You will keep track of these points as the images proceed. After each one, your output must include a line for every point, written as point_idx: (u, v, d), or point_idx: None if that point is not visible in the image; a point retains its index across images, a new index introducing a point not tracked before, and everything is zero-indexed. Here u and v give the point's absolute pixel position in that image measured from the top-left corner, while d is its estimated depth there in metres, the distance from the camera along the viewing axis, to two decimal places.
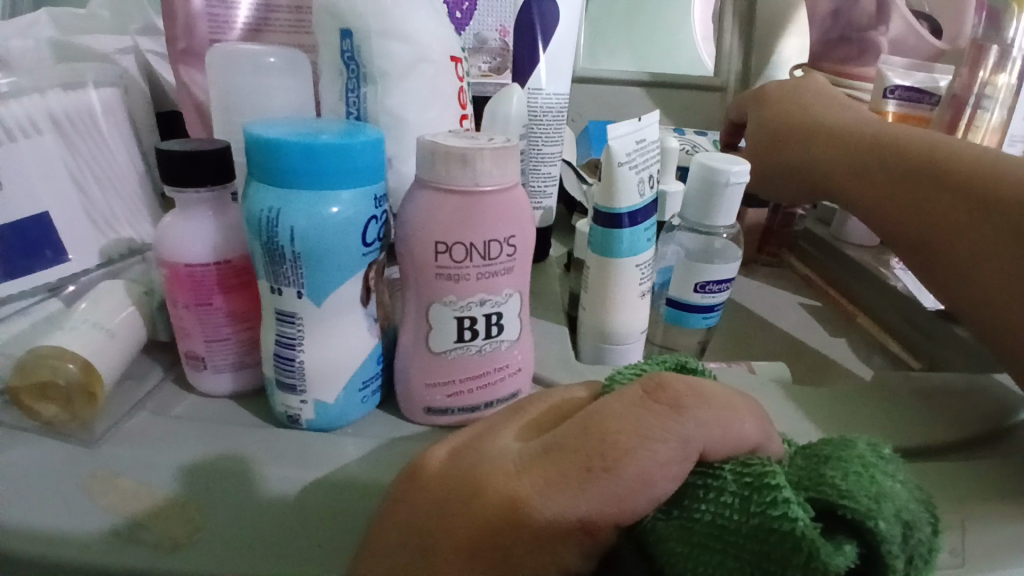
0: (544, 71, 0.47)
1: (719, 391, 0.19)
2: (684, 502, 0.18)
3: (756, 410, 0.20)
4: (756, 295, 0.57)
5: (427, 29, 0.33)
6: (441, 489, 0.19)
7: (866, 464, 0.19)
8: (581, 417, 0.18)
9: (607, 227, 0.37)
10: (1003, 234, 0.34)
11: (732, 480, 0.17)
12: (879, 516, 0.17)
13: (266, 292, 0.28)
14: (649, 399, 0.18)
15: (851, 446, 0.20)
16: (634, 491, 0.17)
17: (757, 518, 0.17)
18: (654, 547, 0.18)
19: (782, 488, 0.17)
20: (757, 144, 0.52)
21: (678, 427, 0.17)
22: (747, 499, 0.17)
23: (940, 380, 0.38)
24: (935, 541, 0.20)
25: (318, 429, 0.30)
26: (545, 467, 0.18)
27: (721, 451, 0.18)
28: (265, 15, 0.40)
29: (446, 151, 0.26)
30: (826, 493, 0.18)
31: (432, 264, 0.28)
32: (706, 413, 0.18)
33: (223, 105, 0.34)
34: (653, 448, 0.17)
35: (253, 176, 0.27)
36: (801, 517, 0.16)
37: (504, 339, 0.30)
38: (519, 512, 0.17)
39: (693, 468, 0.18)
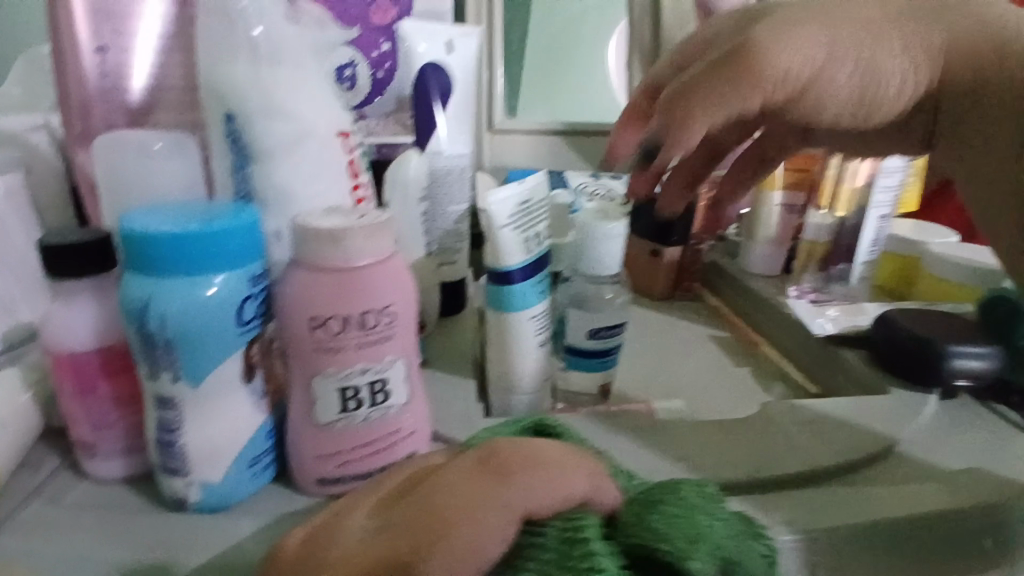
0: (443, 133, 0.49)
1: (551, 453, 0.20)
2: (514, 563, 0.19)
3: (590, 465, 0.21)
4: (669, 332, 0.60)
5: (311, 107, 0.35)
6: (290, 571, 0.20)
7: (688, 506, 0.20)
8: (421, 492, 0.20)
9: (499, 284, 0.39)
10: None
11: (554, 537, 0.19)
12: (690, 557, 0.19)
13: (145, 378, 0.28)
14: (481, 470, 0.20)
15: (679, 489, 0.21)
16: (462, 561, 0.18)
17: (572, 573, 0.18)
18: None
19: (591, 542, 0.18)
20: (792, 21, 0.31)
21: (502, 494, 0.19)
22: (565, 557, 0.18)
23: (824, 411, 0.41)
24: (771, 571, 0.21)
25: (207, 510, 0.30)
26: (379, 543, 0.19)
27: (546, 510, 0.19)
28: (159, 95, 0.41)
29: (315, 231, 0.28)
30: (646, 540, 0.19)
31: (309, 339, 0.29)
32: (531, 477, 0.19)
33: (111, 189, 0.35)
34: (478, 515, 0.18)
35: (127, 265, 0.28)
36: (607, 568, 0.18)
37: (391, 405, 0.31)
38: None
39: (522, 528, 0.19)
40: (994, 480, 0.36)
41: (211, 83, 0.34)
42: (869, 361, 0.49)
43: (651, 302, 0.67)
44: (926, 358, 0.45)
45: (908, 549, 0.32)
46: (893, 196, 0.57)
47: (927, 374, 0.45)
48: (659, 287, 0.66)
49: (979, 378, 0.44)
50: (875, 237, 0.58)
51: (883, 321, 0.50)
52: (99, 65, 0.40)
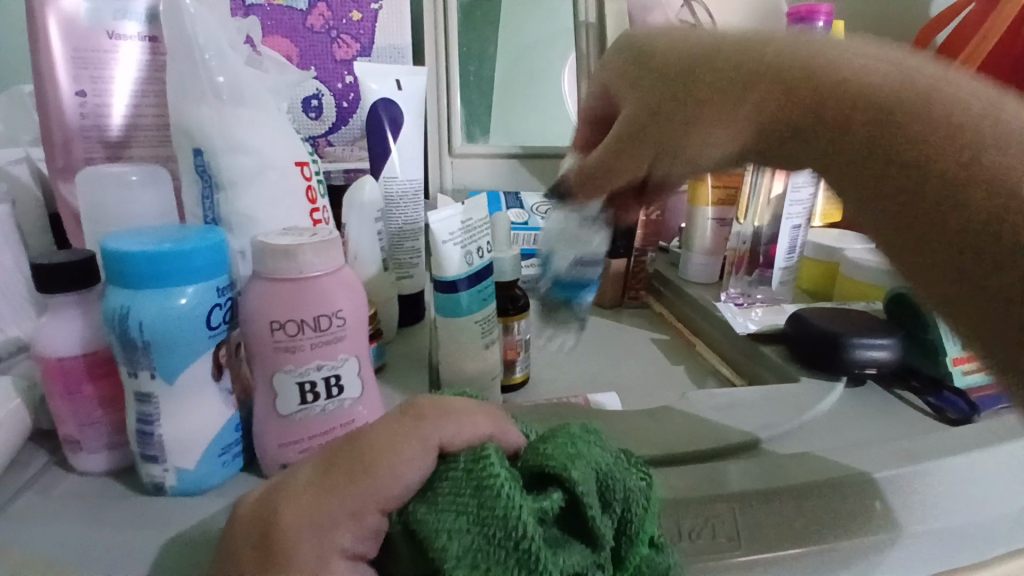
0: (396, 160, 0.54)
1: (459, 405, 0.27)
2: (433, 485, 0.25)
3: (494, 416, 0.28)
4: (614, 336, 0.65)
5: (269, 142, 0.40)
6: (251, 518, 0.25)
7: (572, 437, 0.28)
8: (353, 442, 0.26)
9: (446, 292, 0.44)
10: (941, 164, 0.27)
11: (462, 461, 0.25)
12: (570, 468, 0.25)
13: (125, 377, 0.33)
14: (402, 420, 0.26)
15: (569, 429, 0.28)
16: (385, 481, 0.24)
17: (475, 481, 0.24)
18: (415, 522, 0.24)
19: (490, 456, 0.24)
20: (639, 134, 0.38)
21: (418, 431, 0.25)
22: (470, 472, 0.24)
23: (737, 396, 0.47)
24: (648, 489, 0.28)
25: (183, 493, 0.34)
26: (323, 484, 0.24)
27: (456, 444, 0.25)
28: (135, 131, 0.46)
29: (272, 248, 0.33)
30: (539, 460, 0.26)
31: (270, 340, 0.33)
32: (441, 420, 0.26)
33: (91, 218, 0.39)
34: (401, 449, 0.25)
35: (108, 281, 0.32)
36: (501, 473, 0.24)
37: (345, 397, 0.35)
38: (304, 515, 0.24)
39: (439, 461, 0.25)
40: (877, 452, 0.41)
41: (181, 124, 0.39)
42: (789, 356, 0.55)
43: (603, 309, 0.72)
44: (833, 351, 0.51)
45: (801, 507, 0.37)
46: (806, 207, 0.63)
47: (835, 363, 0.50)
48: (609, 296, 0.71)
49: (882, 366, 0.50)
50: (791, 243, 0.63)
51: (797, 319, 0.55)
52: (79, 106, 0.44)
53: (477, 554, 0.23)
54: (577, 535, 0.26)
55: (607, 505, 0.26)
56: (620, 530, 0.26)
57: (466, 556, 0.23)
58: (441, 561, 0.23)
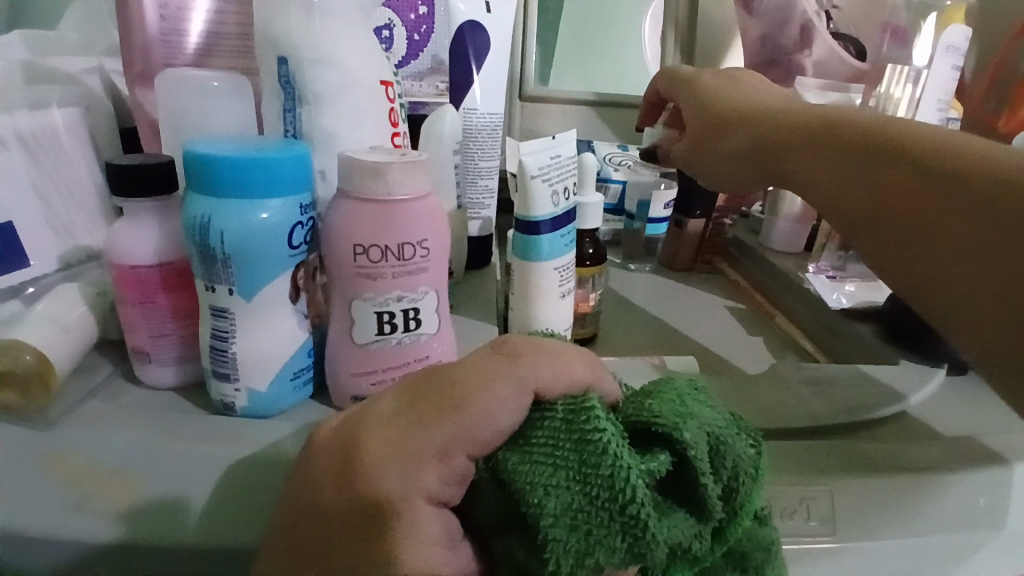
0: (479, 92, 0.51)
1: (555, 347, 0.24)
2: (527, 432, 0.22)
3: (591, 361, 0.25)
4: (686, 299, 0.61)
5: (356, 57, 0.37)
6: (328, 448, 0.24)
7: (680, 393, 0.24)
8: (441, 378, 0.23)
9: (527, 234, 0.41)
10: (921, 209, 0.31)
11: (561, 410, 0.22)
12: (682, 428, 0.22)
13: (202, 290, 0.31)
14: (495, 357, 0.23)
15: (673, 382, 0.25)
16: (477, 425, 0.21)
17: (576, 434, 0.21)
18: (505, 472, 0.22)
19: (595, 408, 0.22)
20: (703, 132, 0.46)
21: (515, 372, 0.22)
22: (570, 422, 0.22)
23: (830, 370, 0.44)
24: (758, 460, 0.24)
25: (252, 415, 0.33)
26: (408, 418, 0.22)
27: (554, 391, 0.22)
28: (213, 41, 0.44)
29: (362, 165, 0.30)
30: (644, 416, 0.23)
31: (352, 264, 0.31)
32: (539, 360, 0.23)
33: (171, 124, 0.37)
34: (493, 388, 0.22)
35: (190, 187, 0.30)
36: (607, 429, 0.21)
37: (422, 332, 0.33)
38: (391, 451, 0.22)
39: (533, 405, 0.22)
40: (989, 445, 0.37)
41: (265, 31, 0.36)
42: (879, 333, 0.51)
43: (673, 271, 0.68)
44: (930, 335, 0.46)
45: (902, 500, 0.34)
46: None
47: (931, 347, 0.46)
48: (681, 258, 0.68)
49: None
50: None
51: (897, 298, 0.51)
52: (160, 8, 0.42)
53: (577, 515, 0.21)
54: (678, 501, 0.23)
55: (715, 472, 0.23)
56: (726, 501, 0.23)
57: (564, 515, 0.21)
58: (535, 518, 0.21)
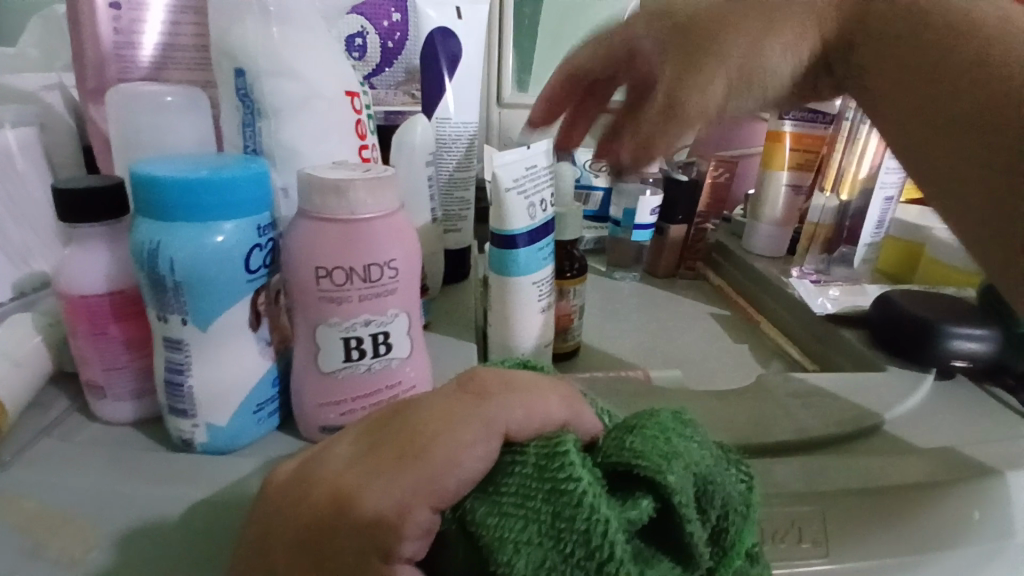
0: (451, 101, 0.50)
1: (528, 380, 0.23)
2: (496, 479, 0.20)
3: (566, 394, 0.23)
4: (669, 307, 0.60)
5: (319, 68, 0.36)
6: (289, 495, 0.22)
7: (664, 428, 0.22)
8: (403, 419, 0.22)
9: (503, 248, 0.39)
10: (1008, 82, 0.23)
11: (533, 455, 0.20)
12: (667, 472, 0.21)
13: (154, 320, 0.30)
14: (459, 394, 0.22)
15: (657, 414, 0.23)
16: (441, 471, 0.20)
17: (549, 483, 0.20)
18: (473, 524, 0.20)
19: (569, 453, 0.20)
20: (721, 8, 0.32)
21: (481, 413, 0.21)
22: (543, 469, 0.20)
23: (817, 382, 0.43)
24: (750, 496, 0.23)
25: (213, 451, 0.31)
26: (368, 463, 0.21)
27: (525, 432, 0.21)
28: (170, 53, 0.42)
29: (322, 183, 0.28)
30: (625, 457, 0.21)
31: (315, 288, 0.30)
32: (507, 399, 0.21)
33: (122, 144, 0.35)
34: (458, 433, 0.20)
35: (138, 212, 0.28)
36: (582, 477, 0.20)
37: (393, 357, 0.32)
38: (352, 501, 0.20)
39: (504, 448, 0.21)
40: (982, 453, 0.36)
41: (222, 41, 0.34)
42: (867, 339, 0.50)
43: (656, 279, 0.67)
44: (921, 338, 0.45)
45: (897, 516, 0.32)
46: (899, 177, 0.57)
47: (923, 352, 0.45)
48: (662, 266, 0.67)
49: (977, 360, 0.44)
50: (879, 219, 0.58)
51: (882, 302, 0.50)
52: (113, 20, 0.40)
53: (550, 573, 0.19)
54: (662, 545, 0.22)
55: (702, 512, 0.22)
56: (715, 541, 0.22)
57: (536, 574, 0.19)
58: None
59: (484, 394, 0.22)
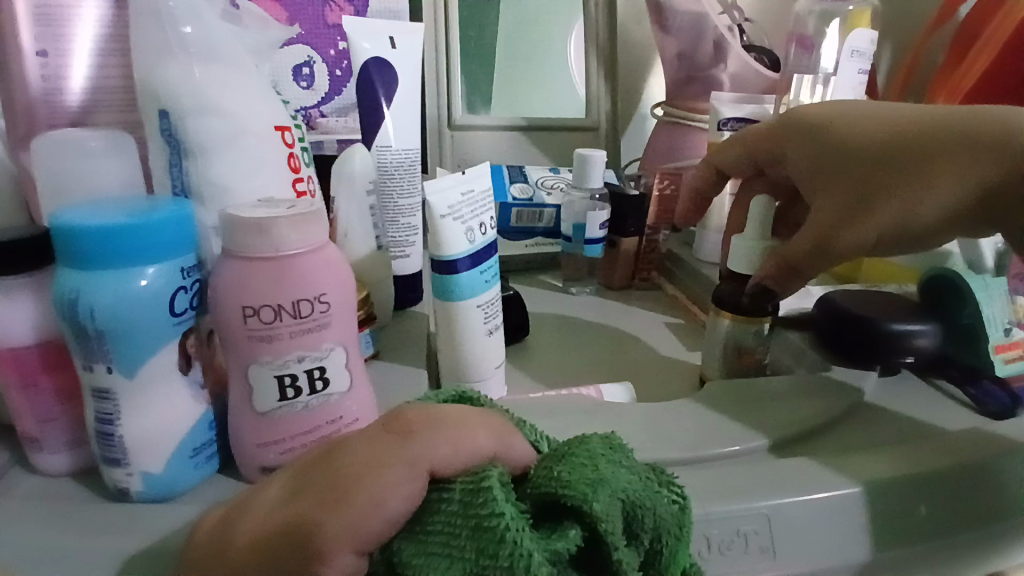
0: (391, 128, 0.50)
1: (452, 414, 0.23)
2: (422, 518, 0.20)
3: (494, 425, 0.23)
4: (625, 318, 0.61)
5: (246, 104, 0.36)
6: (213, 544, 0.22)
7: (593, 455, 0.22)
8: (329, 460, 0.21)
9: (445, 274, 0.39)
10: None
11: (459, 491, 0.20)
12: (593, 500, 0.21)
13: (80, 370, 0.29)
14: (385, 431, 0.22)
15: (588, 441, 0.23)
16: (364, 513, 0.20)
17: (473, 520, 0.20)
18: (401, 565, 0.20)
19: (493, 489, 0.20)
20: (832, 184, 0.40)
21: (404, 451, 0.21)
22: (467, 505, 0.20)
23: (766, 384, 0.43)
24: (685, 517, 0.24)
25: (149, 500, 0.30)
26: (289, 505, 0.21)
27: (452, 468, 0.21)
28: (100, 95, 0.41)
29: (243, 222, 0.28)
30: (552, 487, 0.21)
31: (243, 327, 0.29)
32: (432, 435, 0.21)
33: (48, 191, 0.35)
34: (382, 473, 0.20)
35: (56, 260, 0.28)
36: (505, 513, 0.19)
37: (332, 391, 0.31)
38: (272, 545, 0.20)
39: (430, 486, 0.21)
40: (922, 446, 0.37)
41: (147, 83, 0.34)
42: (814, 341, 0.51)
43: (612, 291, 0.68)
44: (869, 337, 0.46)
45: (844, 515, 0.33)
46: None
47: (874, 351, 0.46)
48: (618, 277, 0.67)
49: (922, 354, 0.46)
50: None
51: (825, 304, 0.51)
52: (40, 67, 0.40)
53: None
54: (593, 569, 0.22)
55: (634, 536, 0.22)
56: (647, 562, 0.23)
57: None
58: None
59: (403, 430, 0.22)
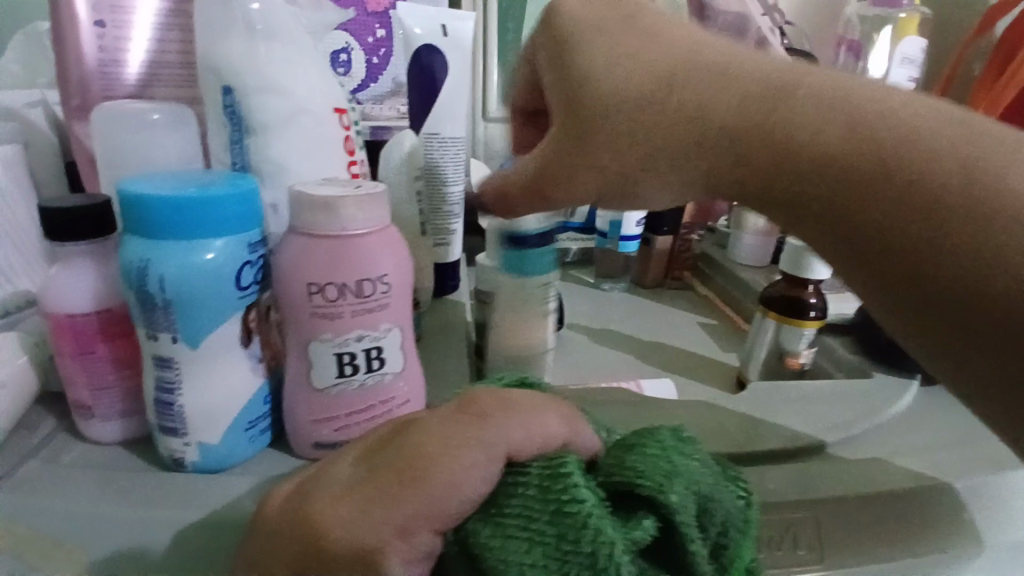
0: (439, 116, 0.50)
1: (526, 398, 0.22)
2: (498, 500, 0.20)
3: (565, 412, 0.23)
4: (657, 316, 0.61)
5: (307, 84, 0.36)
6: (282, 516, 0.22)
7: (664, 446, 0.22)
8: (405, 439, 0.21)
9: (516, 248, 0.41)
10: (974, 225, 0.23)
11: (536, 475, 0.20)
12: (668, 490, 0.21)
13: (143, 339, 0.29)
14: (462, 412, 0.22)
15: (656, 432, 0.23)
16: (445, 491, 0.19)
17: (553, 505, 0.20)
18: (476, 546, 0.20)
19: (572, 475, 0.20)
20: (679, 141, 0.29)
21: (482, 433, 0.20)
22: (546, 489, 0.20)
23: (806, 388, 0.43)
24: (747, 514, 0.23)
25: (205, 470, 0.30)
26: (366, 480, 0.21)
27: (527, 452, 0.21)
28: (156, 70, 0.42)
29: (311, 199, 0.28)
30: (625, 476, 0.21)
31: (307, 304, 0.30)
32: (507, 418, 0.21)
33: (108, 161, 0.35)
34: (459, 454, 0.20)
35: (127, 229, 0.28)
36: (586, 499, 0.19)
37: (387, 371, 0.32)
38: (348, 519, 0.20)
39: (506, 469, 0.21)
40: (967, 456, 0.37)
41: (209, 59, 0.34)
42: (853, 348, 0.50)
43: (643, 289, 0.68)
44: (901, 343, 0.46)
45: (890, 523, 0.33)
46: None
47: (906, 356, 0.46)
48: (651, 275, 0.67)
49: None
50: None
51: (865, 309, 0.51)
52: (98, 39, 0.40)
53: None
54: (662, 561, 0.22)
55: (701, 529, 0.22)
56: (714, 557, 0.22)
57: None
58: None
59: (482, 411, 0.21)
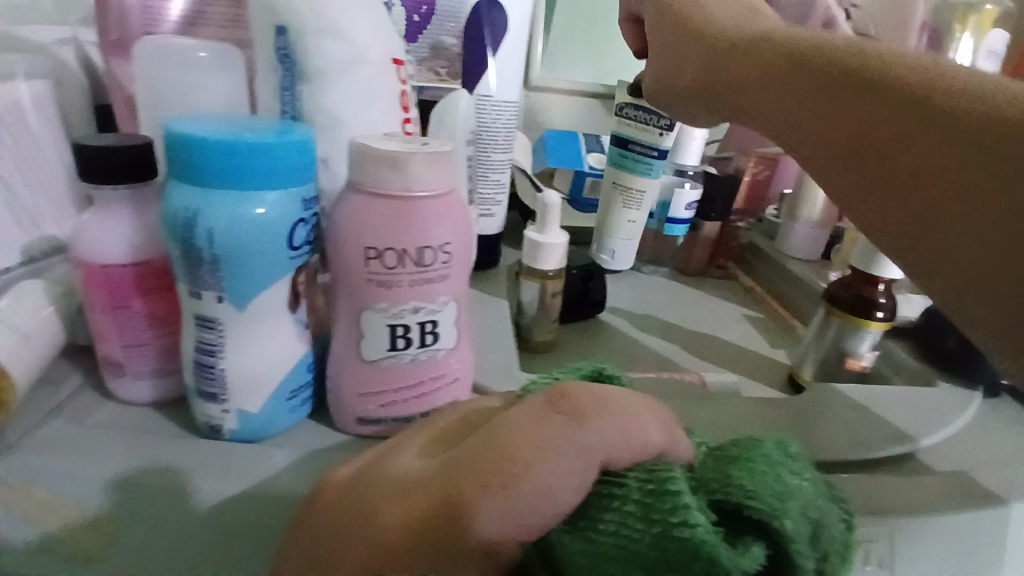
0: (493, 77, 0.47)
1: (624, 397, 0.20)
2: (590, 513, 0.18)
3: (661, 414, 0.20)
4: (702, 305, 0.58)
5: (366, 30, 0.33)
6: (340, 503, 0.20)
7: (771, 463, 0.20)
8: (485, 435, 0.19)
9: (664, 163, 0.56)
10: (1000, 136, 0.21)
11: (636, 488, 0.18)
12: (782, 516, 0.18)
13: (184, 296, 0.27)
14: (550, 408, 0.19)
15: (759, 445, 0.21)
16: (534, 497, 0.17)
17: (658, 527, 0.17)
18: (562, 561, 0.18)
19: (682, 495, 0.18)
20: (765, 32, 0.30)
21: (578, 435, 0.18)
22: (648, 507, 0.18)
23: (871, 390, 0.40)
24: (847, 538, 0.21)
25: (243, 440, 0.29)
26: (440, 475, 0.19)
27: (624, 459, 0.18)
28: (201, 8, 0.39)
29: (375, 153, 0.26)
30: (733, 496, 0.19)
31: (362, 269, 0.27)
32: (604, 420, 0.19)
33: (149, 101, 0.33)
34: (552, 458, 0.18)
35: (171, 175, 0.26)
36: (699, 524, 0.17)
37: (440, 347, 0.29)
38: (418, 517, 0.18)
39: (599, 477, 0.18)
40: None
41: None
42: (915, 353, 0.47)
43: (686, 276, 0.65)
44: (969, 350, 0.43)
45: (966, 547, 0.31)
46: None
47: (974, 368, 0.43)
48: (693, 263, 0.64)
49: None
50: None
51: (929, 313, 0.48)
52: None
53: None
54: None
55: None
56: None
57: None
58: None
59: (577, 410, 0.19)
